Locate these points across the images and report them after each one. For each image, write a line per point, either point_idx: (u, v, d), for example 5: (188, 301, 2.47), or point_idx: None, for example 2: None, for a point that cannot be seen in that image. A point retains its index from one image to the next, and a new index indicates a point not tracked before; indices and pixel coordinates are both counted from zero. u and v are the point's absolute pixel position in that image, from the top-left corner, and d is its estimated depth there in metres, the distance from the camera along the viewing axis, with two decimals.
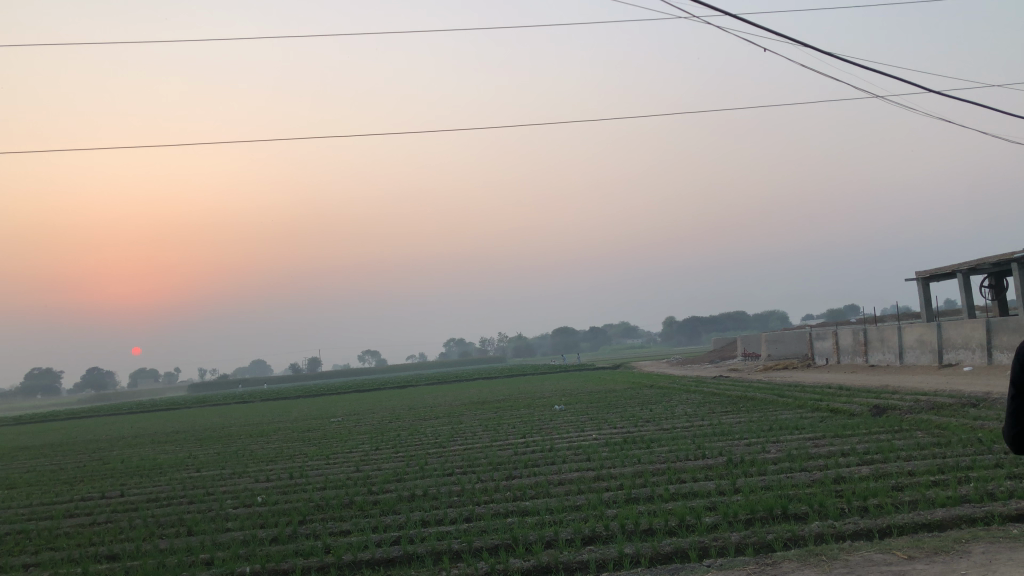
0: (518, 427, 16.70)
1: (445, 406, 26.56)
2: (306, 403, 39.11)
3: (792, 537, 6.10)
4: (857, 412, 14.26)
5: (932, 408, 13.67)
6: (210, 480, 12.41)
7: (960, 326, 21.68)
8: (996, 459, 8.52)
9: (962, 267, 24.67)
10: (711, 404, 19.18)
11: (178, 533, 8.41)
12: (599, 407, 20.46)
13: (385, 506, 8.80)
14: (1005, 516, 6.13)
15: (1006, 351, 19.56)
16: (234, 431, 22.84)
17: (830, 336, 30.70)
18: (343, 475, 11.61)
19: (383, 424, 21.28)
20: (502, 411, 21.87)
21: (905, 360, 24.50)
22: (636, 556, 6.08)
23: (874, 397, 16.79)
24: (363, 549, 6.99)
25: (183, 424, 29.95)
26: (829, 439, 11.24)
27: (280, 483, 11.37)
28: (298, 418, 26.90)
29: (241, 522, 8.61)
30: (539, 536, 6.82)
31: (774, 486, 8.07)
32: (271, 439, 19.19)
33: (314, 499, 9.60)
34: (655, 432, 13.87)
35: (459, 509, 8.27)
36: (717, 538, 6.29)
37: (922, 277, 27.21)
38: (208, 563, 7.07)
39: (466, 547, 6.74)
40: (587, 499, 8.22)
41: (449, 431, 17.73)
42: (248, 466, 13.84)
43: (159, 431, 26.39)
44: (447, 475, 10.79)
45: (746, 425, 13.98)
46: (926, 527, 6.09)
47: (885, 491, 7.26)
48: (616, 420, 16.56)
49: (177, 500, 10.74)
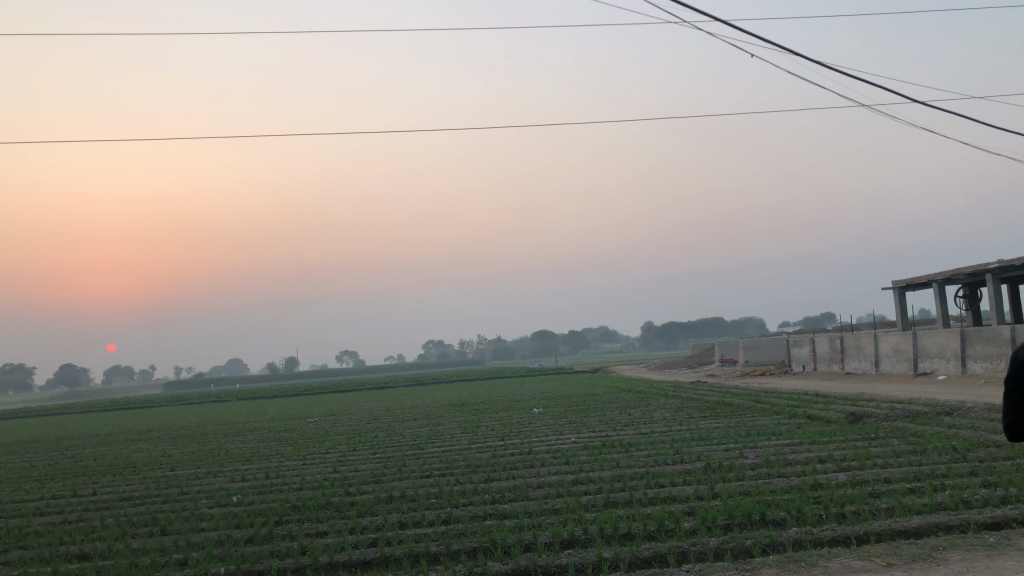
0: (496, 430, 16.66)
1: (423, 408, 26.44)
2: (284, 403, 38.83)
3: (770, 543, 6.11)
4: (833, 419, 14.35)
5: (908, 415, 13.79)
6: (185, 479, 12.25)
7: (935, 335, 21.91)
8: (971, 467, 8.60)
9: (938, 277, 24.96)
10: (689, 409, 19.25)
11: (151, 533, 8.29)
12: (578, 410, 20.46)
13: (362, 508, 8.73)
14: (981, 524, 6.18)
15: (979, 361, 19.79)
16: (209, 431, 22.59)
17: (808, 343, 30.92)
18: (320, 476, 11.51)
19: (360, 425, 21.14)
20: (481, 413, 21.80)
21: (881, 368, 24.73)
22: (615, 561, 6.06)
23: (850, 405, 16.92)
24: (340, 551, 6.92)
25: (157, 422, 29.57)
26: (806, 445, 11.29)
27: (256, 483, 11.24)
28: (274, 417, 26.67)
29: (216, 522, 8.51)
30: (518, 540, 6.79)
31: (752, 491, 8.09)
32: (247, 439, 19.00)
33: (290, 500, 9.50)
34: (634, 436, 13.89)
35: (437, 511, 8.22)
36: (696, 543, 6.30)
37: (898, 287, 27.49)
38: (181, 563, 6.97)
39: (444, 549, 6.70)
40: (565, 502, 8.19)
41: (428, 432, 17.65)
42: (224, 465, 13.69)
43: (132, 429, 26.02)
44: (424, 477, 10.73)
45: (724, 430, 14.03)
46: (903, 535, 6.12)
47: (862, 498, 7.30)
48: (595, 424, 16.55)
49: (150, 499, 10.59)
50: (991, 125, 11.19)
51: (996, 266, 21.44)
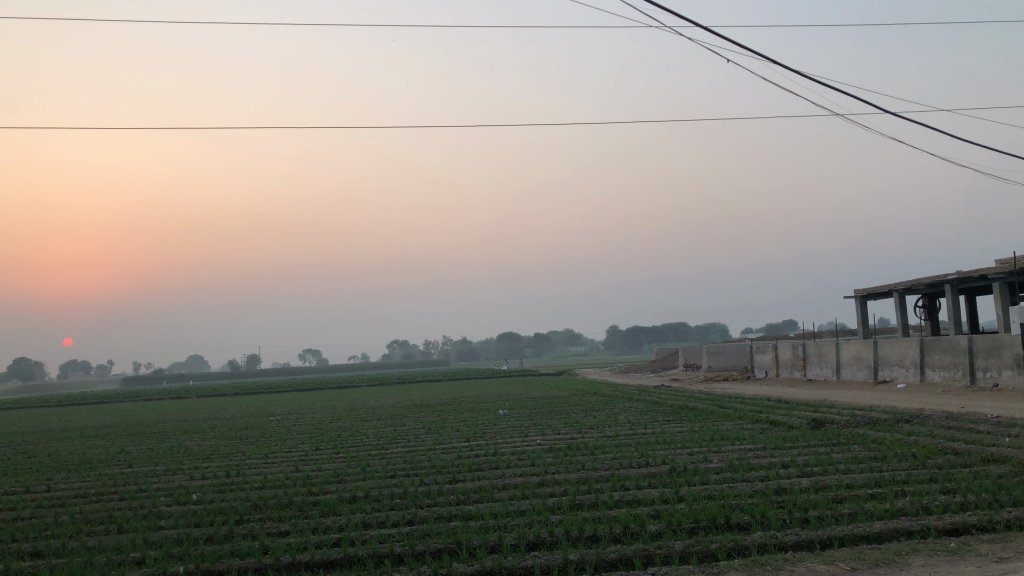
0: (461, 431, 16.60)
1: (388, 408, 26.30)
2: (244, 401, 38.36)
3: (735, 546, 6.14)
4: (795, 425, 14.50)
5: (868, 422, 13.98)
6: (143, 477, 12.02)
7: (895, 344, 22.29)
8: (930, 474, 8.74)
9: (899, 287, 25.39)
10: (653, 413, 19.39)
11: (107, 531, 8.10)
12: (543, 412, 20.48)
13: (326, 508, 8.63)
14: (942, 530, 6.27)
15: (938, 370, 20.16)
16: (168, 428, 22.24)
17: (770, 350, 31.28)
18: (283, 475, 11.35)
19: (323, 424, 20.95)
20: (446, 414, 21.71)
21: (841, 375, 25.10)
22: (581, 563, 6.04)
23: (811, 411, 17.15)
24: (302, 551, 6.81)
25: (115, 418, 29.04)
26: (769, 450, 11.40)
27: (217, 481, 11.07)
28: (235, 416, 26.34)
29: (175, 520, 8.35)
30: (484, 541, 6.75)
31: (717, 495, 8.14)
32: (207, 437, 18.73)
33: (251, 499, 9.35)
34: (598, 439, 13.94)
35: (401, 512, 8.14)
36: (662, 546, 6.30)
37: (860, 296, 27.92)
38: (139, 562, 6.81)
39: (409, 550, 6.63)
40: (531, 504, 8.18)
41: (392, 433, 17.51)
42: (184, 463, 13.46)
43: (89, 426, 25.52)
44: (389, 477, 10.64)
45: (688, 434, 14.12)
46: (865, 539, 6.19)
47: (825, 503, 7.37)
48: (560, 427, 16.54)
49: (107, 496, 10.37)
50: (958, 138, 11.36)
51: (955, 277, 21.86)
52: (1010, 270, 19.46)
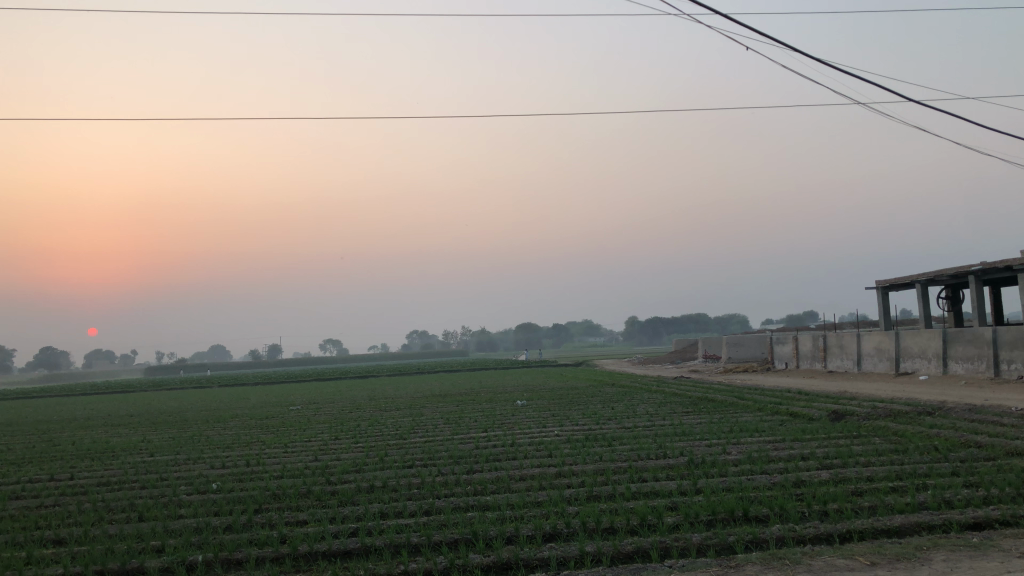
0: (479, 421, 16.62)
1: (406, 398, 26.41)
2: (265, 390, 38.65)
3: (753, 539, 6.09)
4: (816, 417, 14.38)
5: (889, 415, 13.83)
6: (163, 465, 12.14)
7: (917, 335, 22.05)
8: (952, 468, 8.63)
9: (922, 278, 25.11)
10: (671, 404, 19.31)
11: (128, 519, 8.18)
12: (561, 403, 20.46)
13: (343, 497, 8.67)
14: (963, 525, 6.19)
15: (961, 362, 19.93)
16: (190, 417, 22.44)
17: (791, 341, 31.07)
18: (301, 464, 11.41)
19: (342, 414, 21.08)
20: (464, 405, 21.78)
21: (862, 367, 24.88)
22: (598, 555, 6.02)
23: (832, 403, 16.99)
24: (319, 540, 6.84)
25: (137, 407, 29.41)
26: (789, 443, 11.31)
27: (236, 470, 11.16)
28: (255, 405, 26.53)
29: (194, 509, 8.41)
30: (500, 532, 6.74)
31: (735, 488, 8.08)
32: (227, 426, 18.87)
33: (270, 488, 9.40)
34: (616, 430, 13.91)
35: (418, 502, 8.15)
36: (679, 538, 6.27)
37: (882, 286, 27.65)
38: (158, 550, 6.86)
39: (425, 541, 6.63)
40: (548, 495, 8.17)
41: (410, 423, 17.57)
42: (204, 452, 13.58)
43: (112, 414, 25.81)
44: (406, 467, 10.68)
45: (706, 425, 14.05)
46: (885, 534, 6.12)
47: (844, 496, 7.30)
48: (578, 418, 16.51)
49: (128, 485, 10.47)
50: (984, 127, 11.16)
51: (979, 268, 21.56)
52: None
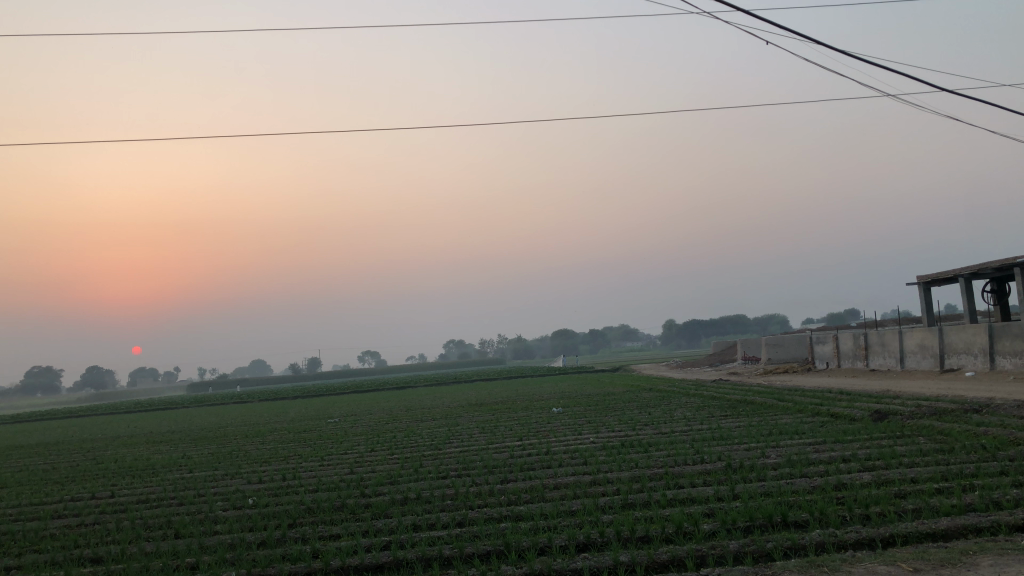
0: (515, 430, 16.52)
1: (442, 408, 26.38)
2: (304, 404, 38.97)
3: (792, 546, 5.94)
4: (857, 417, 14.06)
5: (934, 413, 13.48)
6: (202, 481, 12.26)
7: (962, 331, 21.51)
8: (1000, 466, 8.36)
9: (965, 271, 24.54)
10: (709, 407, 19.05)
11: (164, 536, 8.24)
12: (597, 409, 20.28)
13: (377, 510, 8.63)
14: (1011, 526, 5.96)
15: (1008, 357, 19.39)
16: (229, 432, 22.64)
17: (831, 340, 30.53)
18: (337, 477, 11.43)
19: (379, 425, 21.14)
20: (500, 413, 21.69)
21: (906, 364, 24.34)
22: (631, 565, 5.90)
23: (875, 403, 16.61)
24: (352, 554, 6.81)
25: (180, 423, 29.76)
26: (829, 444, 11.06)
27: (273, 484, 11.21)
28: (294, 419, 26.71)
29: (230, 525, 8.45)
30: (533, 542, 6.65)
31: (774, 492, 7.90)
32: (266, 440, 19.01)
33: (305, 502, 9.41)
34: (653, 435, 13.72)
35: (451, 514, 8.09)
36: (715, 546, 6.13)
37: (923, 282, 27.06)
38: (192, 567, 6.89)
39: (457, 553, 6.56)
40: (583, 503, 8.06)
41: (446, 433, 17.55)
42: (242, 467, 13.69)
43: (155, 431, 26.18)
44: (441, 478, 10.62)
45: (745, 429, 13.81)
46: (930, 537, 5.93)
47: (888, 498, 7.09)
48: (615, 424, 16.35)
49: (166, 501, 10.57)
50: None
51: None
52: None
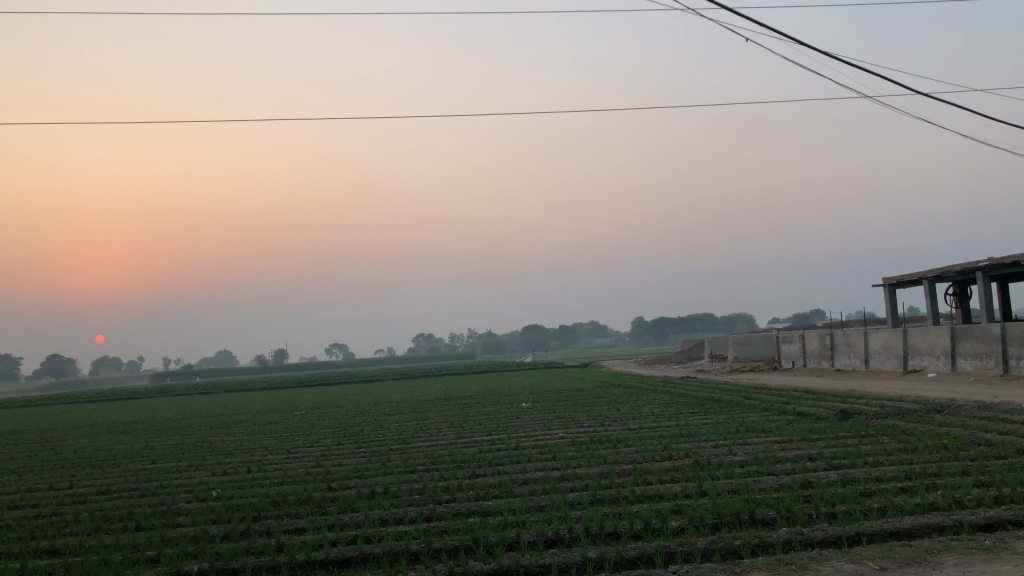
0: (484, 425, 16.48)
1: (411, 401, 26.24)
2: (270, 396, 38.58)
3: (759, 543, 5.96)
4: (823, 416, 14.22)
5: (898, 413, 13.66)
6: (165, 472, 12.05)
7: (925, 332, 21.85)
8: (962, 466, 8.48)
9: (929, 274, 24.93)
10: (678, 404, 19.14)
11: (125, 529, 8.08)
12: (566, 405, 20.28)
13: (343, 504, 8.53)
14: (974, 526, 6.04)
15: (969, 359, 19.74)
16: (194, 423, 22.35)
17: (798, 340, 30.87)
18: (303, 470, 11.31)
19: (347, 418, 20.97)
20: (469, 407, 21.62)
21: (870, 365, 24.68)
22: (600, 561, 5.89)
23: (840, 402, 16.78)
24: (318, 549, 6.72)
25: (142, 413, 29.29)
26: (796, 443, 11.16)
27: (238, 477, 11.05)
28: (259, 411, 26.44)
29: (193, 517, 8.30)
30: (501, 538, 6.61)
31: (741, 490, 7.94)
32: (231, 432, 18.77)
33: (270, 495, 9.29)
34: (621, 432, 13.75)
35: (419, 508, 8.02)
36: (684, 543, 6.13)
37: (889, 284, 27.45)
38: (154, 560, 6.76)
39: (424, 548, 6.50)
40: (551, 499, 8.04)
41: (414, 427, 17.45)
42: (206, 458, 13.49)
43: (117, 421, 25.74)
44: (408, 472, 10.54)
45: (712, 426, 13.89)
46: (895, 535, 5.99)
47: (854, 497, 7.15)
48: (583, 419, 16.36)
49: (127, 493, 10.39)
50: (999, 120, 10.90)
51: (986, 264, 21.39)
52: None
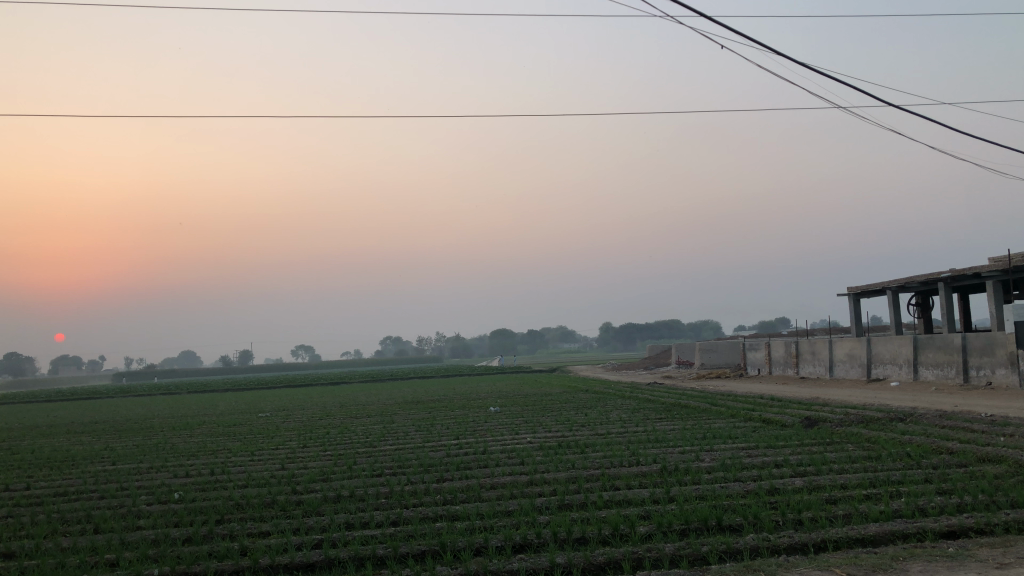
0: (451, 429, 16.39)
1: (378, 404, 26.03)
2: (234, 397, 38.15)
3: (727, 550, 5.98)
4: (789, 424, 14.35)
5: (862, 421, 13.83)
6: (126, 474, 11.81)
7: (888, 341, 22.17)
8: (925, 474, 8.58)
9: (892, 284, 25.32)
10: (645, 410, 19.21)
11: (83, 531, 7.90)
12: (534, 410, 20.25)
13: (309, 507, 8.42)
14: (937, 533, 6.11)
15: (931, 368, 20.07)
16: (156, 424, 21.99)
17: (763, 348, 31.16)
18: (268, 473, 11.16)
19: (313, 421, 20.75)
20: (436, 411, 21.50)
21: (834, 373, 24.99)
22: (568, 567, 5.86)
23: (805, 409, 16.95)
24: (282, 552, 6.61)
25: (103, 414, 28.72)
26: (762, 450, 11.23)
27: (200, 479, 10.86)
28: (223, 412, 26.09)
29: (154, 520, 8.13)
30: (468, 543, 6.56)
31: (708, 496, 7.97)
32: (194, 434, 18.46)
33: (234, 497, 9.14)
34: (589, 437, 13.75)
35: (385, 512, 7.94)
36: (652, 549, 6.13)
37: (853, 293, 27.83)
38: (112, 564, 6.61)
39: (391, 553, 6.43)
40: (519, 504, 8.00)
41: (381, 430, 17.30)
42: (168, 460, 13.25)
43: (77, 421, 25.26)
44: (375, 476, 10.44)
45: (679, 432, 13.96)
46: (860, 542, 6.04)
47: (819, 504, 7.20)
48: (551, 424, 16.34)
49: (86, 494, 10.17)
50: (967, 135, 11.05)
51: (947, 276, 21.78)
52: (1005, 267, 19.34)
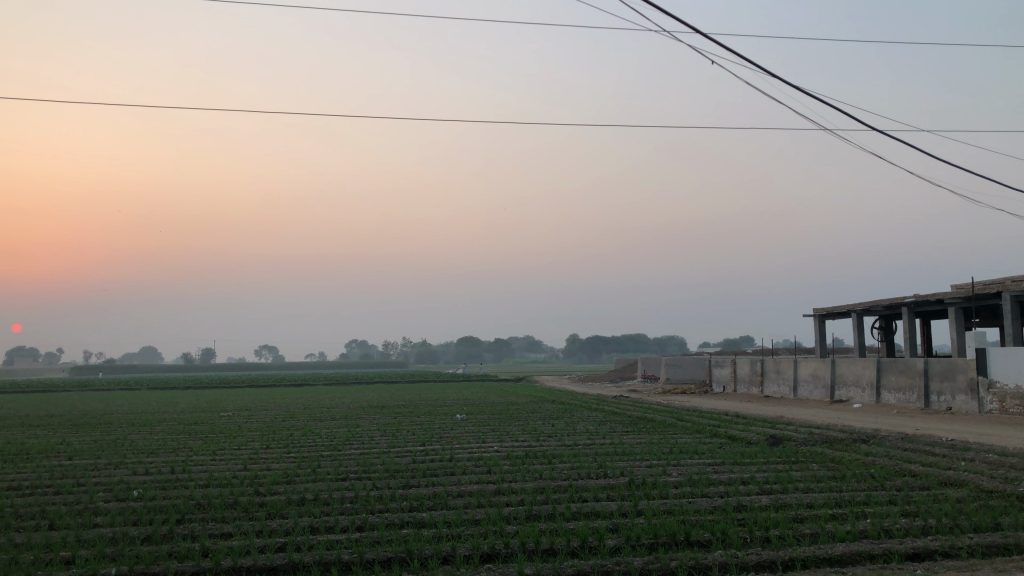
0: (417, 434, 16.28)
1: (343, 408, 25.83)
2: (195, 395, 37.59)
3: (695, 565, 5.98)
4: (754, 441, 14.46)
5: (826, 441, 13.98)
6: (82, 470, 11.56)
7: (852, 363, 22.47)
8: (889, 496, 8.68)
9: (857, 307, 25.65)
10: (611, 423, 19.27)
11: (38, 527, 7.68)
12: (501, 418, 20.23)
13: (272, 509, 8.29)
14: (903, 554, 6.17)
15: (893, 391, 20.35)
16: (113, 419, 21.57)
17: (729, 365, 31.40)
18: (229, 473, 10.96)
19: (276, 422, 20.49)
20: (402, 416, 21.38)
21: (798, 393, 25.26)
22: None
23: (769, 427, 17.09)
24: (244, 555, 6.48)
25: (59, 407, 28.17)
26: (728, 466, 11.28)
27: (160, 477, 10.66)
28: (183, 409, 25.67)
29: (112, 518, 7.94)
30: (436, 551, 6.49)
31: (676, 510, 7.97)
32: (153, 431, 18.10)
33: (194, 497, 8.96)
34: (557, 447, 13.77)
35: (351, 517, 7.82)
36: (620, 562, 6.10)
37: (819, 314, 28.17)
38: (68, 562, 6.43)
39: (357, 558, 6.34)
40: (486, 513, 7.94)
41: (346, 433, 17.13)
42: (126, 457, 12.98)
43: (32, 414, 24.75)
44: (340, 480, 10.30)
45: (646, 446, 14.00)
46: (827, 562, 6.06)
47: (786, 522, 7.23)
48: (518, 434, 16.31)
49: (41, 489, 9.90)
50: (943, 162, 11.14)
51: (912, 301, 22.12)
52: (967, 294, 19.67)
